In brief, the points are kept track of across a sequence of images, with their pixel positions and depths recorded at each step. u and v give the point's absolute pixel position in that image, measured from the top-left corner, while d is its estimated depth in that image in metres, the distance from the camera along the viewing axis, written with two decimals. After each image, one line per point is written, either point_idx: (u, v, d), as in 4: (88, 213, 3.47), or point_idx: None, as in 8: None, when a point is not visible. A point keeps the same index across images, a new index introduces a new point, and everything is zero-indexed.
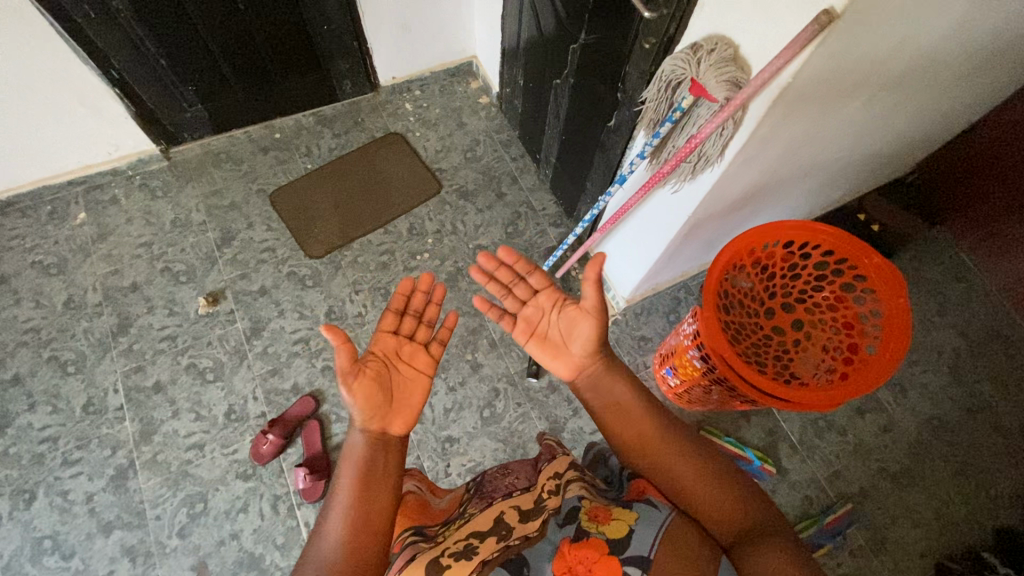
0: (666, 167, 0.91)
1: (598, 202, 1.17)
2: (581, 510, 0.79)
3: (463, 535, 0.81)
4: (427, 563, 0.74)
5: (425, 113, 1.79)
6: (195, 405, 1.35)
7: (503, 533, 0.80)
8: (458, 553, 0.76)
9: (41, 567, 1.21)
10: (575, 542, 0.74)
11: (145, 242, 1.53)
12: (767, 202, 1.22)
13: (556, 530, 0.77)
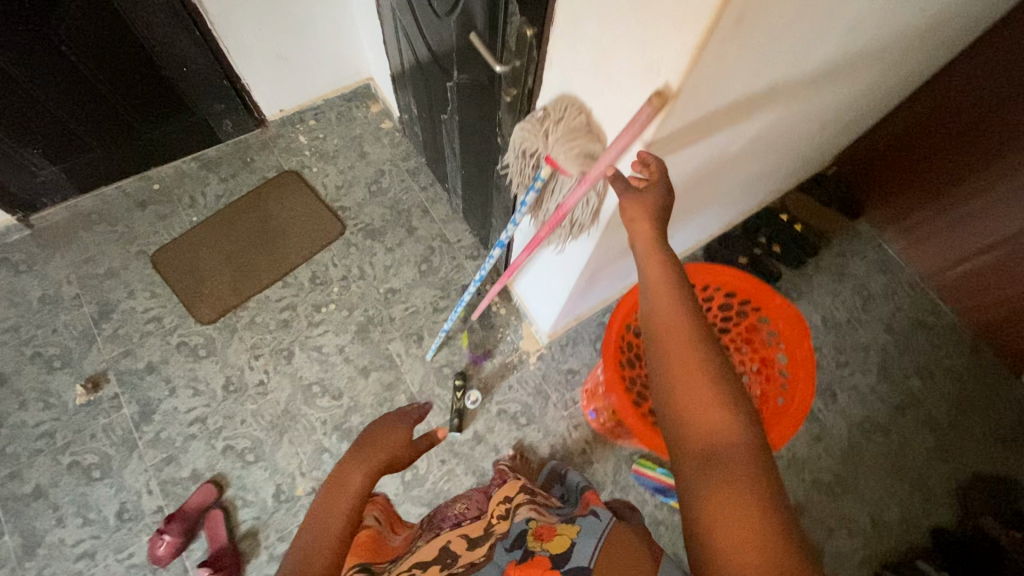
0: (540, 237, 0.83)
1: (491, 258, 1.08)
2: (527, 530, 0.79)
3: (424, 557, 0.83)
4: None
5: (321, 145, 1.64)
6: (82, 509, 1.22)
7: (460, 556, 0.82)
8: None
9: None
10: (520, 562, 0.73)
11: (10, 326, 1.36)
12: (666, 231, 1.16)
13: (503, 555, 0.77)
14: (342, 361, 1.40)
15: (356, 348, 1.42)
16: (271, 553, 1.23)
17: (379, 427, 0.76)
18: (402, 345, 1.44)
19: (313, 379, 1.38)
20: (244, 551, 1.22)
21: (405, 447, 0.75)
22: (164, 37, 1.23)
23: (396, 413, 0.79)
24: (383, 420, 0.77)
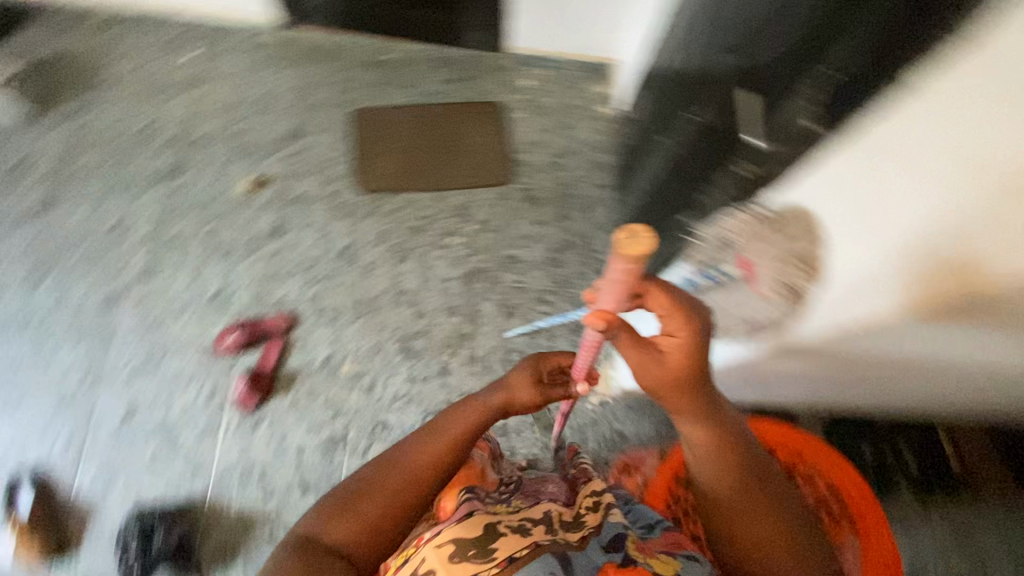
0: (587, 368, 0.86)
1: None
2: (625, 540, 0.79)
3: (525, 521, 0.83)
4: (485, 524, 0.81)
5: (539, 96, 1.63)
6: (198, 270, 1.43)
7: (556, 529, 0.82)
8: (512, 526, 0.81)
9: (27, 335, 1.38)
10: (620, 567, 0.74)
11: (233, 103, 1.58)
12: (773, 390, 1.15)
13: (600, 552, 0.77)
14: (439, 290, 1.45)
15: (455, 287, 1.46)
16: (293, 401, 1.33)
17: (513, 371, 0.87)
18: (493, 310, 1.45)
19: (408, 289, 1.45)
20: (277, 384, 1.35)
21: (526, 393, 0.84)
22: None
23: (529, 361, 0.88)
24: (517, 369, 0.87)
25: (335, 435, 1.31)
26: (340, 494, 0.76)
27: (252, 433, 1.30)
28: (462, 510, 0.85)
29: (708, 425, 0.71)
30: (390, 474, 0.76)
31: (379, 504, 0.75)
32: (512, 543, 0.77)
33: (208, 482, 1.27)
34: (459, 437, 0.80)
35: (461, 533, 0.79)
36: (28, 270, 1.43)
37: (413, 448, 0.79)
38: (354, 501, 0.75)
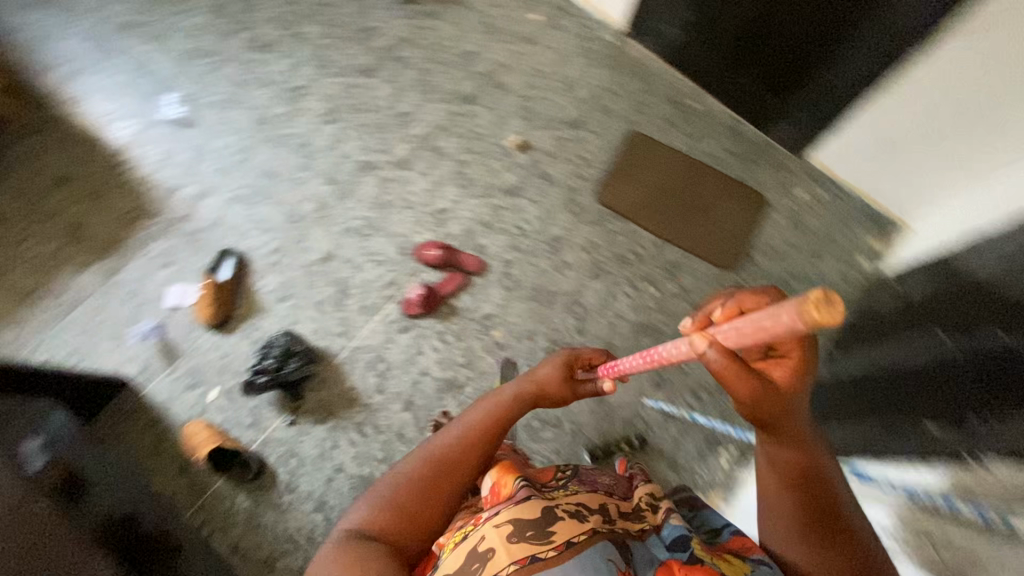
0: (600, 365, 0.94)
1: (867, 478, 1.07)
2: (691, 542, 0.76)
3: (581, 505, 0.80)
4: (542, 509, 0.76)
5: (805, 213, 1.57)
6: (437, 185, 1.57)
7: (614, 522, 0.80)
8: (570, 512, 0.77)
9: (289, 154, 1.57)
10: (686, 564, 0.72)
11: (542, 69, 1.68)
12: None
13: (662, 549, 0.77)
14: (611, 322, 1.46)
15: (626, 330, 1.45)
16: (442, 332, 1.43)
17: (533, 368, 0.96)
18: (647, 371, 1.41)
19: (586, 305, 1.47)
20: (438, 311, 1.45)
21: (557, 382, 0.93)
22: (859, 56, 1.29)
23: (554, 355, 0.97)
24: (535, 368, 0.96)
25: (455, 382, 1.38)
26: (383, 488, 0.83)
27: (397, 336, 1.42)
28: (521, 494, 0.79)
29: (797, 447, 0.73)
30: (429, 464, 0.84)
31: (414, 494, 0.81)
32: (569, 529, 0.74)
33: (344, 349, 1.40)
34: (494, 424, 0.88)
35: (523, 514, 0.75)
36: (318, 107, 1.62)
37: (446, 436, 0.87)
38: (392, 492, 0.82)
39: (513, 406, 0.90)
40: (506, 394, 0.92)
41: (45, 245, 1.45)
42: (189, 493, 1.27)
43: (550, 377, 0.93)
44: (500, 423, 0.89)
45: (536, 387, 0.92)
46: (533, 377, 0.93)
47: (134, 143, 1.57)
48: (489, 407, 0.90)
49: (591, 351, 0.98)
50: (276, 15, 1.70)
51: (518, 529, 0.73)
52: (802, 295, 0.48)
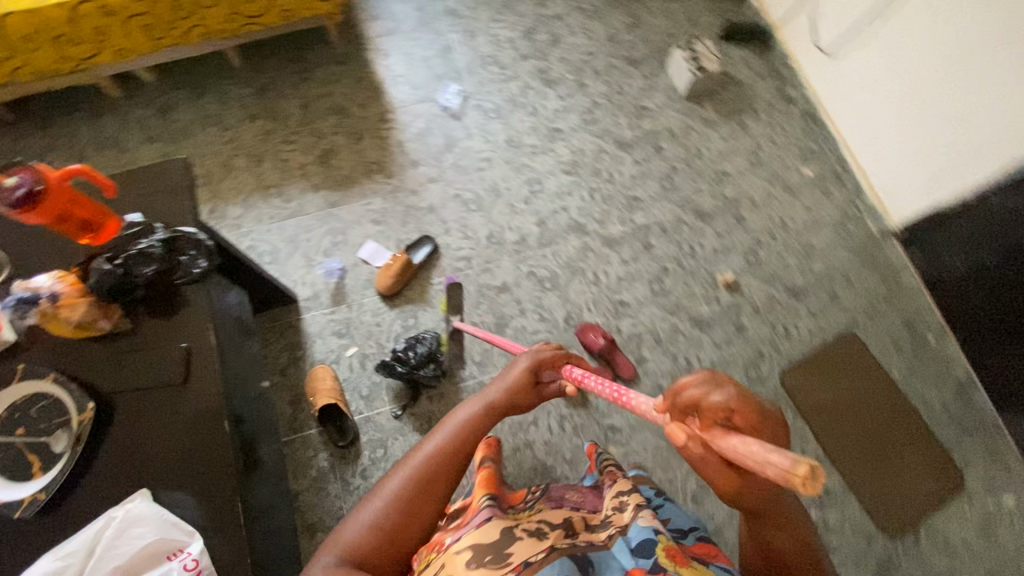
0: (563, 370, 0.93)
1: None
2: (656, 540, 0.73)
3: (543, 523, 0.79)
4: (503, 529, 0.75)
5: (1009, 526, 1.30)
6: (631, 276, 1.52)
7: (577, 534, 0.78)
8: (530, 530, 0.75)
9: (518, 181, 1.63)
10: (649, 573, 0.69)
11: (788, 223, 1.58)
12: None
13: (630, 558, 0.72)
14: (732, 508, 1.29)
15: None
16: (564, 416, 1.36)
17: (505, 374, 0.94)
18: None
19: None
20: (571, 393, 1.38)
21: (528, 387, 0.92)
22: None
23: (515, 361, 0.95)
24: (507, 371, 0.94)
25: (550, 471, 1.31)
26: (366, 513, 0.78)
27: None
28: (483, 514, 0.78)
29: (790, 534, 0.65)
30: (409, 485, 0.79)
31: (400, 515, 0.78)
32: (529, 546, 0.72)
33: (473, 377, 1.41)
34: (471, 437, 0.86)
35: (483, 541, 0.72)
36: (564, 153, 1.66)
37: (421, 450, 0.83)
38: (375, 514, 0.77)
39: (487, 416, 0.88)
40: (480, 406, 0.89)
41: (297, 154, 1.62)
42: (289, 426, 1.34)
43: (518, 384, 0.92)
44: (474, 435, 0.86)
45: (509, 397, 0.91)
46: (497, 385, 0.91)
47: (403, 107, 1.69)
48: (462, 421, 0.86)
49: (548, 350, 0.98)
50: (572, 60, 1.78)
51: (478, 554, 0.71)
52: (790, 466, 0.43)
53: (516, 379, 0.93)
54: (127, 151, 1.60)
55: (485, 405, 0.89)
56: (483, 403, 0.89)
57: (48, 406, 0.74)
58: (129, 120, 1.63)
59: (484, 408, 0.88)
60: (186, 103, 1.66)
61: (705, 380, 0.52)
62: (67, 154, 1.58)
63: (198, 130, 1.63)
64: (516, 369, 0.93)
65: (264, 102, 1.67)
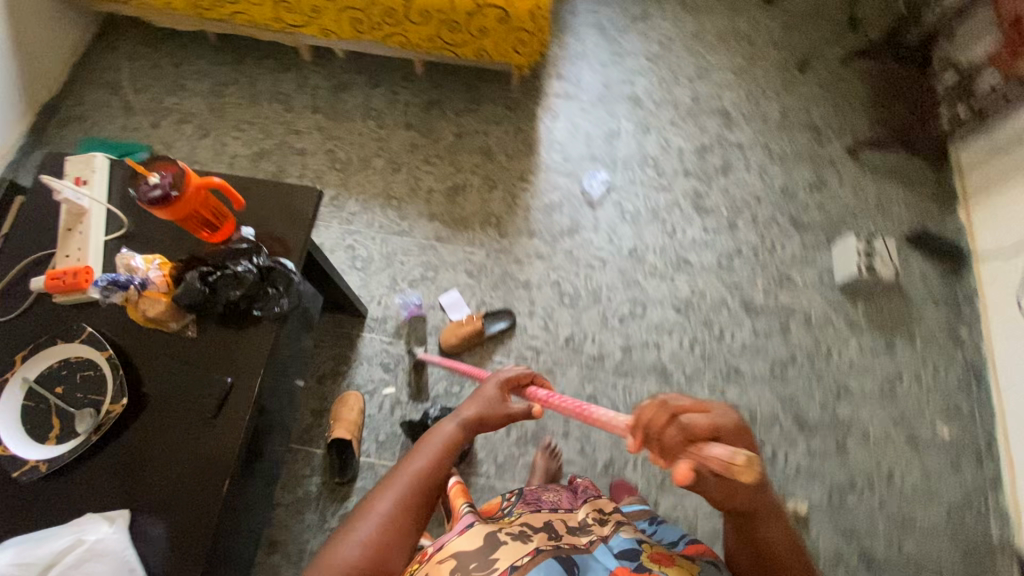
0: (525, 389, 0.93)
1: None
2: (641, 550, 0.76)
3: (526, 526, 0.80)
4: (486, 534, 0.76)
5: None
6: None
7: (560, 538, 0.79)
8: (514, 535, 0.76)
9: (622, 295, 1.51)
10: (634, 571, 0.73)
11: (895, 479, 1.35)
12: None
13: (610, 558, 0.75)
14: None
15: None
16: None
17: (477, 391, 0.92)
18: None
19: None
20: None
21: (507, 410, 0.90)
22: None
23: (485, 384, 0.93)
24: (479, 389, 0.92)
25: None
26: (360, 534, 0.73)
27: None
28: (465, 521, 0.79)
29: (767, 517, 0.70)
30: (394, 500, 0.77)
31: (392, 536, 0.74)
32: (515, 550, 0.73)
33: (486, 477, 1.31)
34: (451, 455, 0.84)
35: (466, 550, 0.73)
36: (682, 287, 1.53)
37: (405, 467, 0.81)
38: (370, 533, 0.73)
39: (464, 434, 0.87)
40: (457, 427, 0.87)
41: (430, 178, 1.62)
42: (301, 434, 1.33)
43: (493, 406, 0.90)
44: (452, 451, 0.85)
45: (486, 419, 0.89)
46: (468, 405, 0.90)
47: (546, 174, 1.65)
48: (441, 440, 0.84)
49: (515, 372, 0.95)
50: (734, 195, 1.65)
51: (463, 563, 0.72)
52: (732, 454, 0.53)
53: (490, 399, 0.90)
54: (291, 111, 1.68)
55: (462, 428, 0.87)
56: (462, 423, 0.87)
57: (90, 378, 0.75)
58: (306, 84, 1.72)
59: (462, 429, 0.87)
60: (360, 89, 1.72)
61: (656, 403, 0.61)
62: (245, 94, 1.69)
63: (358, 118, 1.69)
64: (488, 390, 0.91)
65: (426, 116, 1.70)
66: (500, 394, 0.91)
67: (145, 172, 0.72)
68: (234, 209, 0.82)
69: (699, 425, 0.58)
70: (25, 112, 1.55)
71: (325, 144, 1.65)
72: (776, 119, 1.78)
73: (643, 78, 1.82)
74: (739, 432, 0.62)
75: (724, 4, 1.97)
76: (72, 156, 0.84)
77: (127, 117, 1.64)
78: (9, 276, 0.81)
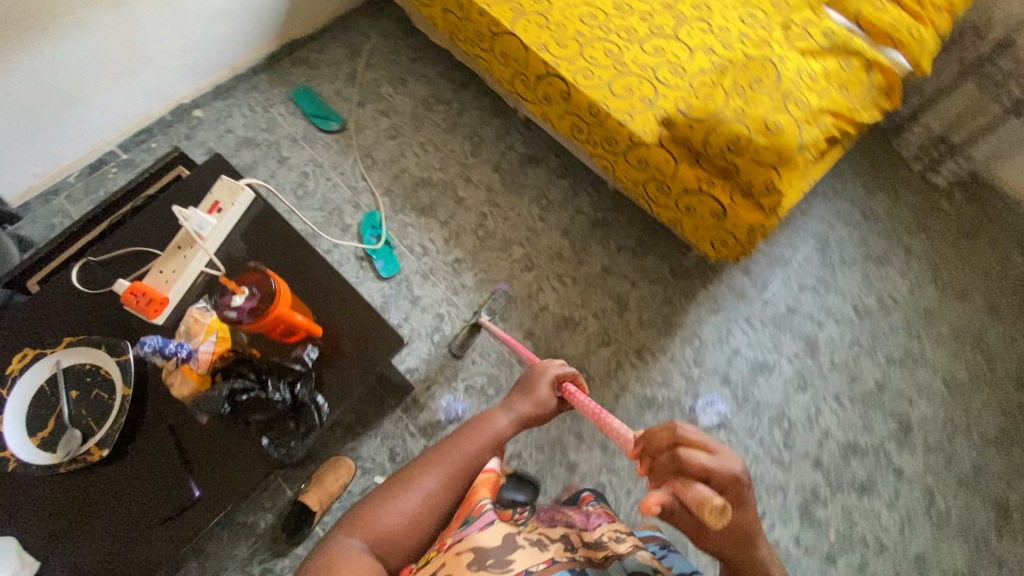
0: (569, 389, 0.98)
1: None
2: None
3: (543, 535, 0.77)
4: (503, 532, 0.73)
5: None
6: None
7: (577, 552, 0.77)
8: (532, 540, 0.75)
9: None
10: None
11: None
12: None
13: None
14: None
15: None
16: None
17: (531, 385, 0.98)
18: None
19: None
20: None
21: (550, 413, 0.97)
22: None
23: (532, 375, 1.00)
24: (530, 385, 0.98)
25: None
26: (402, 503, 0.80)
27: None
28: (484, 515, 0.76)
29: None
30: (437, 476, 0.83)
31: (430, 510, 0.81)
32: (530, 560, 0.71)
33: None
34: (498, 441, 0.90)
35: (477, 544, 0.71)
36: None
37: (453, 442, 0.88)
38: (410, 505, 0.80)
39: (513, 424, 0.92)
40: (507, 412, 0.93)
41: (552, 296, 1.50)
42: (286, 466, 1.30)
43: (541, 406, 0.95)
44: (500, 440, 0.91)
45: (531, 420, 0.94)
46: (517, 395, 0.97)
47: (664, 364, 1.44)
48: (490, 422, 0.91)
49: (563, 371, 1.01)
50: (853, 524, 1.33)
51: (478, 555, 0.70)
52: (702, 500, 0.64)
53: (537, 398, 0.96)
54: (475, 157, 1.65)
55: (513, 418, 0.93)
56: (513, 412, 0.93)
57: (101, 402, 0.73)
58: (503, 140, 1.68)
59: (510, 421, 0.92)
60: (546, 172, 1.64)
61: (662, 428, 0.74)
62: (448, 119, 1.69)
63: (526, 198, 1.61)
64: (535, 386, 0.98)
65: (588, 234, 1.58)
66: (550, 393, 0.97)
67: (235, 286, 0.74)
68: (311, 332, 0.76)
69: (694, 461, 0.68)
70: (274, 39, 1.67)
71: (484, 206, 1.60)
72: (962, 469, 1.40)
73: (834, 325, 1.52)
74: (732, 483, 0.68)
75: (985, 299, 1.58)
76: (226, 179, 0.82)
77: (346, 84, 1.71)
78: (118, 252, 0.81)
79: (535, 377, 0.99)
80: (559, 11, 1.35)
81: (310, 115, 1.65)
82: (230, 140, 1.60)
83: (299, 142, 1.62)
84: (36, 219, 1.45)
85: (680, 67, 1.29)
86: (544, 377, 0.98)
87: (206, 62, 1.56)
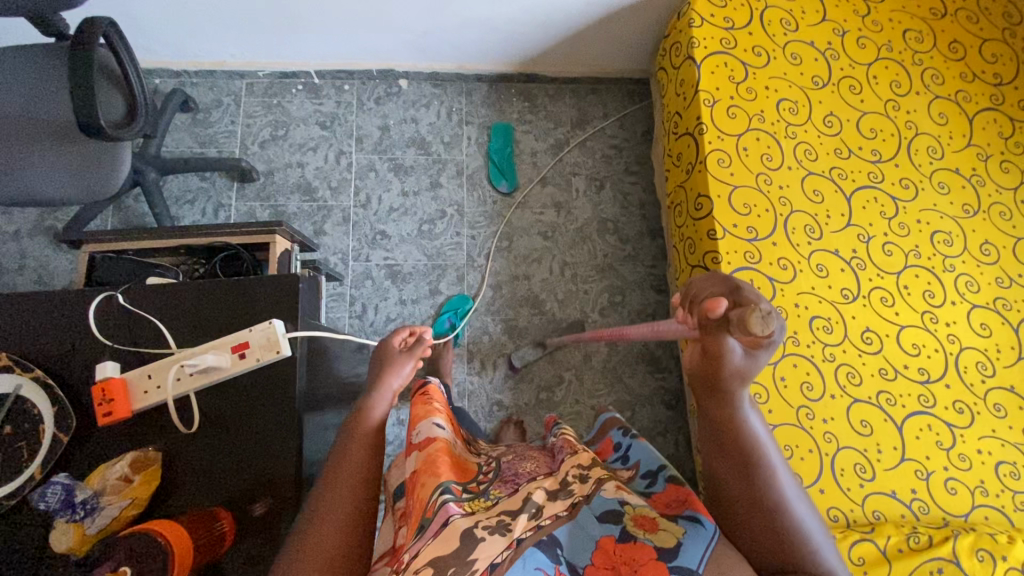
0: (412, 350, 0.77)
1: None
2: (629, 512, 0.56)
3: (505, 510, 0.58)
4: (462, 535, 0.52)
5: None
6: None
7: (541, 510, 0.57)
8: (495, 525, 0.54)
9: None
10: (619, 543, 0.54)
11: None
12: None
13: (595, 524, 0.56)
14: None
15: None
16: None
17: (385, 360, 0.74)
18: None
19: None
20: None
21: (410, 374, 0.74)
22: None
23: (383, 349, 0.76)
24: (387, 358, 0.74)
25: None
26: (328, 504, 0.56)
27: None
28: (439, 514, 0.55)
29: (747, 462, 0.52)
30: (341, 471, 0.59)
31: (355, 502, 0.57)
32: (494, 549, 0.51)
33: None
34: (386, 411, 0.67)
35: (437, 551, 0.51)
36: None
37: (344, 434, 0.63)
38: (330, 506, 0.56)
39: (383, 385, 0.70)
40: (375, 379, 0.71)
41: None
42: None
43: (393, 372, 0.72)
44: (383, 411, 0.67)
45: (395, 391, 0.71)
46: (375, 362, 0.74)
47: None
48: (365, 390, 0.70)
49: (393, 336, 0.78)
50: None
51: (436, 565, 0.50)
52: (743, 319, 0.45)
53: (385, 367, 0.73)
54: (600, 315, 1.42)
55: (380, 381, 0.70)
56: (378, 378, 0.71)
57: (16, 460, 0.66)
58: (642, 320, 1.42)
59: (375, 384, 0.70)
60: (653, 386, 1.38)
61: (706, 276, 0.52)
62: (608, 257, 1.45)
63: (613, 397, 1.37)
64: (378, 358, 0.75)
65: None
66: (403, 364, 0.73)
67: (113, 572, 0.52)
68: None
69: (742, 291, 0.48)
70: (516, 64, 1.47)
71: (569, 369, 1.38)
72: None
73: None
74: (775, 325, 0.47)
75: None
76: (273, 327, 0.68)
77: (548, 149, 1.49)
78: (148, 312, 0.73)
79: (383, 354, 0.75)
80: (795, 292, 1.04)
81: (491, 159, 1.47)
82: (407, 130, 1.47)
83: (461, 178, 1.46)
84: (212, 87, 1.45)
85: (865, 466, 0.97)
86: (389, 348, 0.76)
87: (439, 48, 1.40)
